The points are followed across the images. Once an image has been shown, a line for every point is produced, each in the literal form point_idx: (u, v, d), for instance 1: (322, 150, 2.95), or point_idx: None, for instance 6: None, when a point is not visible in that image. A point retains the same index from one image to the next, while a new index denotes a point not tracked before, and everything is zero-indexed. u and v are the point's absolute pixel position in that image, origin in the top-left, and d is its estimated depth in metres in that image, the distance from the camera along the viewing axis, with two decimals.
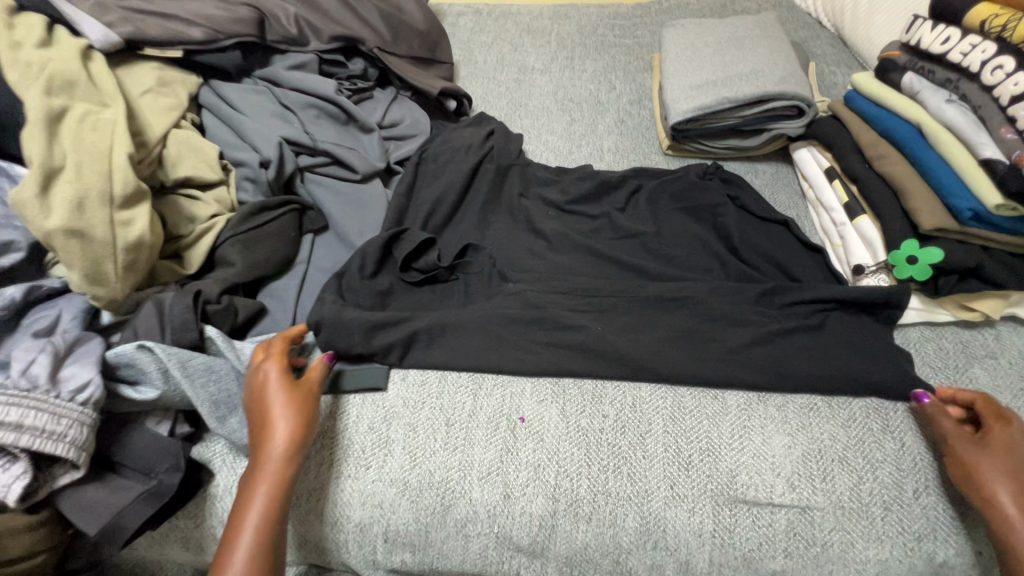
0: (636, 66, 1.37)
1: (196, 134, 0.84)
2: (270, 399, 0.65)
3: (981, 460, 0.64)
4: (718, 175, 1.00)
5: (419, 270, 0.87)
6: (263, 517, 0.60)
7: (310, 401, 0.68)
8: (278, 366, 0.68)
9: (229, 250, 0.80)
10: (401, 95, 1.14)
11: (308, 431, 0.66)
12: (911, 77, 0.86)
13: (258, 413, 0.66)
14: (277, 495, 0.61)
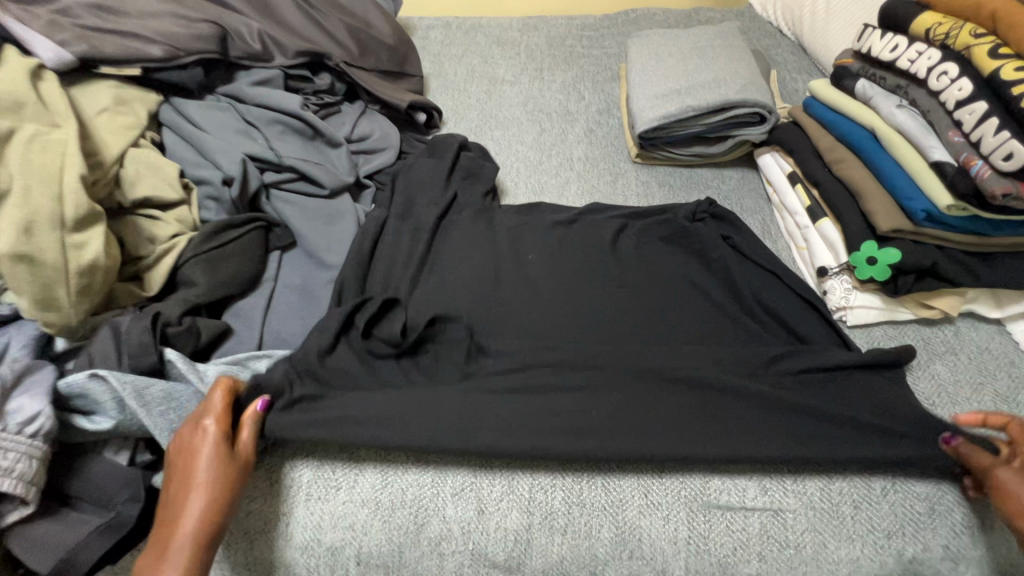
0: (605, 76, 1.39)
1: (155, 153, 0.82)
2: (193, 463, 0.61)
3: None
4: (709, 213, 0.97)
5: (381, 340, 0.78)
6: None
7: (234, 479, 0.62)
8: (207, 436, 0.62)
9: (192, 271, 0.78)
10: (370, 109, 1.14)
11: (226, 515, 0.61)
12: (863, 84, 0.88)
13: (176, 487, 0.60)
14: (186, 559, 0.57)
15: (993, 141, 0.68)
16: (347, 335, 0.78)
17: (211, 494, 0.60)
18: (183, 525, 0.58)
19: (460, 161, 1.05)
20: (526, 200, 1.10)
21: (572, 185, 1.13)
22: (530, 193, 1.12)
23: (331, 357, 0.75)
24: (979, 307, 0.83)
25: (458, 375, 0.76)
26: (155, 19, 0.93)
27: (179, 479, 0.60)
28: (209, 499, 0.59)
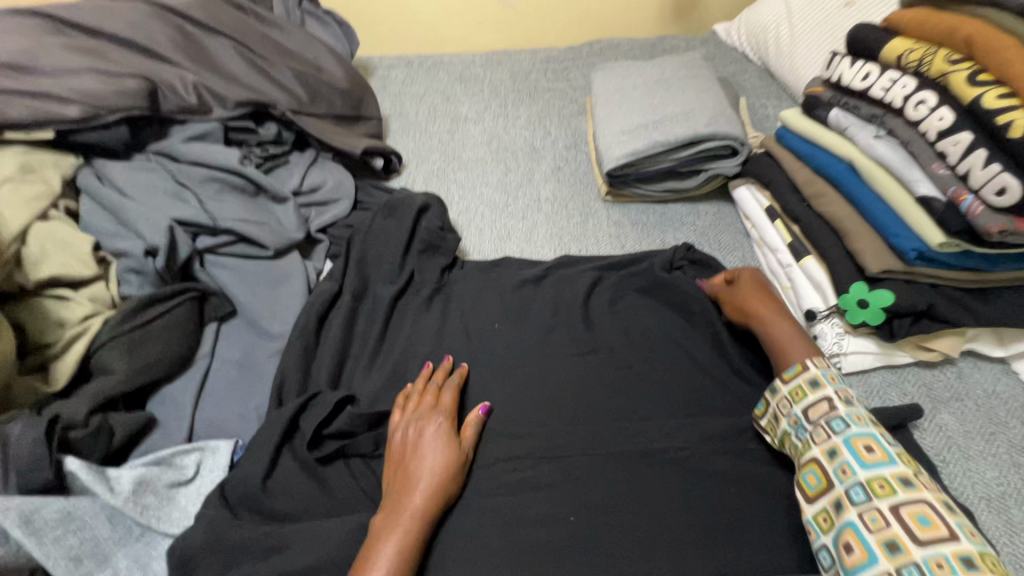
0: (570, 109, 1.35)
1: (66, 226, 0.74)
2: (424, 426, 0.69)
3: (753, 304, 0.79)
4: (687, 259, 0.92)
5: (331, 441, 0.70)
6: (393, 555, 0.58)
7: (449, 447, 0.68)
8: (431, 407, 0.72)
9: (107, 356, 0.69)
10: (322, 158, 1.07)
11: (450, 474, 0.66)
12: (837, 113, 0.83)
13: (406, 454, 0.67)
14: (412, 541, 0.60)
15: (983, 175, 0.63)
16: (291, 442, 0.69)
17: (435, 485, 0.64)
18: (411, 483, 0.64)
19: (419, 233, 0.93)
20: (492, 247, 1.03)
21: (540, 228, 1.06)
22: (496, 239, 1.04)
23: (275, 473, 0.67)
24: (982, 346, 0.77)
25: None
26: (73, 77, 0.85)
27: (401, 474, 0.65)
28: (432, 485, 0.64)
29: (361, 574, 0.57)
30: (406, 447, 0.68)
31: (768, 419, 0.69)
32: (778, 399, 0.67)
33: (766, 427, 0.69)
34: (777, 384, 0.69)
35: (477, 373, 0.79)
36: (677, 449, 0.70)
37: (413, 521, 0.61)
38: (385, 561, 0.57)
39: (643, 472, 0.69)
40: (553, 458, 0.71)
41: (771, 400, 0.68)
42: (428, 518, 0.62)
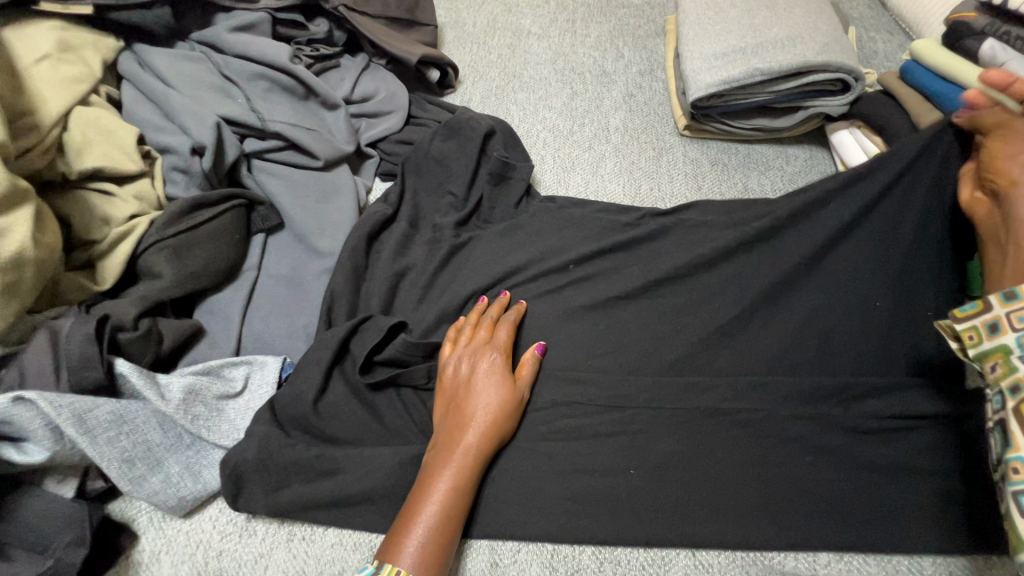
0: (647, 30, 1.19)
1: (109, 115, 0.68)
2: (480, 362, 0.64)
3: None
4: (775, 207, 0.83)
5: (383, 368, 0.66)
6: (448, 495, 0.55)
7: (506, 388, 0.63)
8: (487, 344, 0.67)
9: (155, 258, 0.65)
10: (374, 64, 0.98)
11: (507, 417, 0.62)
12: (993, 45, 0.72)
13: (460, 390, 0.63)
14: (466, 480, 0.57)
15: None
16: (342, 364, 0.66)
17: (491, 426, 0.60)
18: (466, 421, 0.60)
19: (488, 157, 0.86)
20: (554, 177, 0.94)
21: (608, 160, 0.96)
22: (559, 168, 0.96)
23: (327, 394, 0.64)
24: None
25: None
26: None
27: (453, 410, 0.61)
28: (488, 425, 0.60)
29: (415, 509, 0.54)
30: (460, 381, 0.63)
31: (969, 325, 0.51)
32: (1010, 309, 0.49)
33: (960, 334, 0.53)
34: (1019, 290, 0.49)
35: (539, 309, 0.74)
36: (753, 413, 0.65)
37: (467, 460, 0.58)
38: (440, 497, 0.55)
39: (714, 431, 0.64)
40: (614, 410, 0.66)
41: (994, 306, 0.50)
42: (481, 458, 0.59)
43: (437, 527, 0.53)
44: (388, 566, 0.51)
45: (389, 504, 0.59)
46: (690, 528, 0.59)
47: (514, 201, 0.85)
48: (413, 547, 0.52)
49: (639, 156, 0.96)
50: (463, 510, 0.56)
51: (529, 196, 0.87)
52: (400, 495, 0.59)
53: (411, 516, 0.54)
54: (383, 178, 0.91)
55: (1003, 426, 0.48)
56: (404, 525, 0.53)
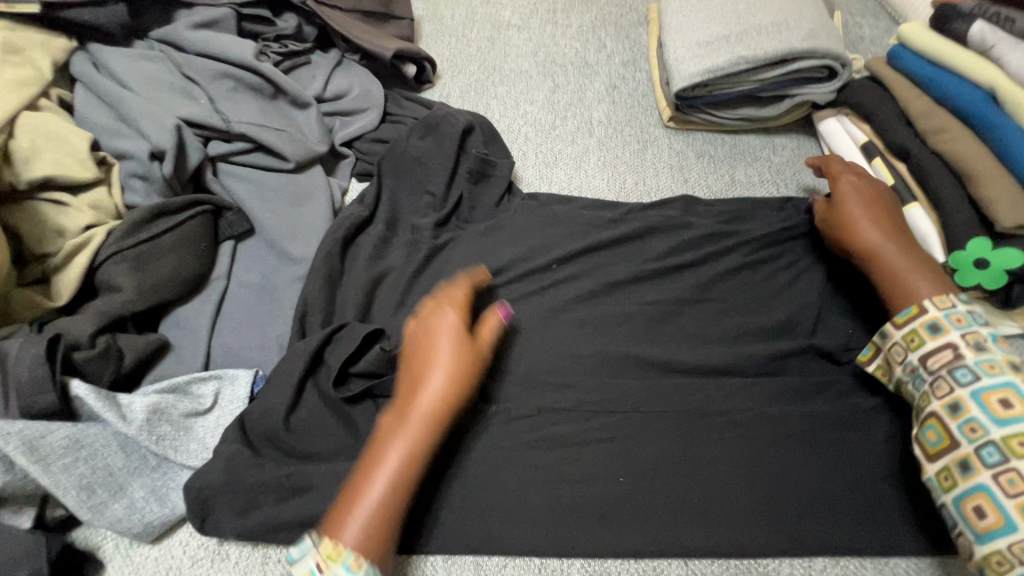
0: (630, 19, 1.16)
1: (60, 120, 0.64)
2: (431, 326, 0.60)
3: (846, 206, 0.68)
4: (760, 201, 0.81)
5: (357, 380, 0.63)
6: (395, 468, 0.52)
7: (465, 354, 0.58)
8: (441, 304, 0.62)
9: (114, 271, 0.62)
10: (347, 60, 0.94)
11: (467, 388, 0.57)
12: (982, 26, 0.68)
13: (411, 358, 0.59)
14: (417, 451, 0.53)
15: None
16: (315, 376, 0.63)
17: (445, 389, 0.56)
18: (416, 390, 0.56)
19: (467, 155, 0.83)
20: (536, 173, 0.91)
21: (591, 154, 0.94)
22: (541, 164, 0.93)
23: (300, 408, 0.61)
24: None
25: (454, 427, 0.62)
26: None
27: (411, 379, 0.57)
28: (443, 401, 0.55)
29: (360, 483, 0.52)
30: (410, 350, 0.59)
31: (878, 364, 0.61)
32: (889, 342, 0.59)
33: (874, 372, 0.61)
34: (943, 323, 0.56)
35: (523, 311, 0.71)
36: (742, 414, 0.63)
37: (418, 429, 0.54)
38: (387, 474, 0.52)
39: (704, 434, 0.62)
40: (601, 415, 0.63)
41: (881, 345, 0.60)
42: (436, 430, 0.54)
43: (381, 503, 0.50)
44: (329, 544, 0.49)
45: None
46: (681, 537, 0.57)
47: (494, 200, 0.82)
48: (354, 526, 0.49)
49: (623, 149, 0.94)
50: (412, 481, 0.52)
51: (511, 194, 0.84)
52: None
53: (356, 496, 0.51)
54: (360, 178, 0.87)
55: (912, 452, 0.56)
56: (345, 507, 0.50)
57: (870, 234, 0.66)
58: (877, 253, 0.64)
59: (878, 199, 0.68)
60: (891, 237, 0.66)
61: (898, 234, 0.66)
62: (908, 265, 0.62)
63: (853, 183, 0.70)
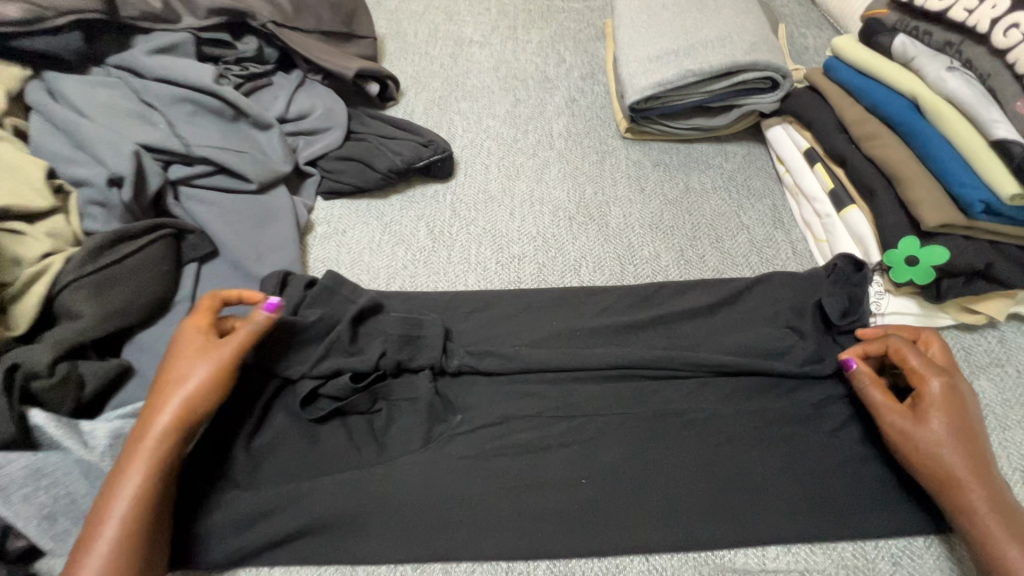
0: (588, 34, 1.20)
1: (16, 149, 0.65)
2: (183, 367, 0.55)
3: (928, 420, 0.57)
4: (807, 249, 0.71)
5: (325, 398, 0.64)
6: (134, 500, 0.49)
7: (223, 356, 0.57)
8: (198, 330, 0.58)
9: (73, 298, 0.62)
10: (309, 80, 0.96)
11: (223, 382, 0.56)
12: (904, 40, 0.74)
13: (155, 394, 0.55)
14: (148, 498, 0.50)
15: None
16: (283, 395, 0.65)
17: (189, 408, 0.54)
18: (128, 473, 0.50)
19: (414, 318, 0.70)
20: (500, 186, 0.94)
21: (552, 166, 0.97)
22: (503, 177, 0.95)
23: (267, 427, 0.63)
24: None
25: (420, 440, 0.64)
26: None
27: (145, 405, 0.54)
28: (188, 405, 0.54)
29: (92, 537, 0.48)
30: (153, 400, 0.55)
31: None
32: None
33: None
34: None
35: (486, 322, 0.73)
36: (696, 412, 0.65)
37: (177, 414, 0.53)
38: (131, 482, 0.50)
39: (660, 434, 0.64)
40: (563, 419, 0.65)
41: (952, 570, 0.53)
42: (187, 421, 0.54)
43: (130, 538, 0.48)
44: None
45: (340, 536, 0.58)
46: (642, 534, 0.59)
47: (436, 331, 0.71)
48: (96, 560, 0.47)
49: (582, 160, 0.97)
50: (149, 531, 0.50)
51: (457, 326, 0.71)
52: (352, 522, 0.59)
53: (98, 522, 0.48)
54: (326, 196, 0.90)
55: None
56: (83, 550, 0.48)
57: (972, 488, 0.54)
58: (954, 481, 0.54)
59: (966, 420, 0.57)
60: (970, 439, 0.56)
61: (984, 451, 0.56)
62: (989, 506, 0.53)
63: (920, 369, 0.59)
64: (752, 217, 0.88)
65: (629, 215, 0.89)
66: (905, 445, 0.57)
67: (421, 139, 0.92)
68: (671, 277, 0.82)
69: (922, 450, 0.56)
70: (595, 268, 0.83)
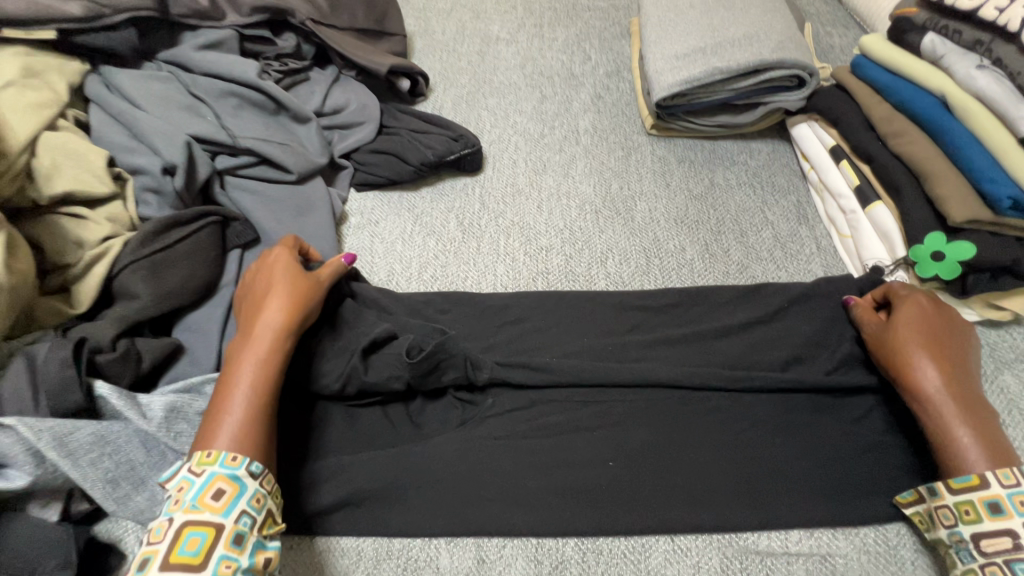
0: (613, 32, 1.22)
1: (78, 138, 0.69)
2: (275, 284, 0.63)
3: (895, 331, 0.63)
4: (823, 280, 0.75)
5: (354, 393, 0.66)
6: (253, 384, 0.56)
7: (309, 280, 0.65)
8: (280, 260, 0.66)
9: (130, 280, 0.66)
10: (344, 76, 0.99)
11: (312, 302, 0.63)
12: (933, 39, 0.75)
13: (253, 305, 0.63)
14: (268, 376, 0.57)
15: None
16: None
17: (287, 316, 0.60)
18: (245, 364, 0.57)
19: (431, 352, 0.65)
20: (527, 180, 0.96)
21: (578, 161, 0.99)
22: (530, 171, 0.97)
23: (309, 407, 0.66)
24: None
25: (454, 421, 0.66)
26: None
27: (248, 321, 0.61)
28: (293, 302, 0.62)
29: (219, 413, 0.54)
30: (251, 314, 0.62)
31: (917, 509, 0.58)
32: (935, 500, 0.55)
33: (913, 518, 0.58)
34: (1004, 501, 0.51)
35: (517, 309, 0.75)
36: (721, 400, 0.67)
37: (277, 320, 0.60)
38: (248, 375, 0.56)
39: (685, 421, 0.66)
40: (591, 404, 0.67)
41: (925, 495, 0.57)
42: (291, 325, 0.60)
43: (258, 410, 0.55)
44: (200, 453, 0.51)
45: (379, 508, 0.61)
46: (667, 515, 0.61)
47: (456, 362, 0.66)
48: (226, 430, 0.52)
49: (607, 156, 0.99)
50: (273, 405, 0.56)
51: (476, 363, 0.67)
52: (391, 495, 0.62)
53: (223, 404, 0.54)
54: (359, 188, 0.93)
55: (934, 504, 0.55)
56: (211, 427, 0.53)
57: (934, 387, 0.58)
58: (915, 380, 0.60)
59: (938, 340, 0.61)
60: (947, 360, 0.60)
61: (961, 372, 0.60)
62: (955, 412, 0.57)
63: (911, 306, 0.64)
64: (776, 214, 0.89)
65: (654, 209, 0.91)
66: (880, 351, 0.64)
67: (451, 134, 0.94)
68: (696, 271, 0.84)
69: (895, 360, 0.62)
70: (621, 261, 0.85)
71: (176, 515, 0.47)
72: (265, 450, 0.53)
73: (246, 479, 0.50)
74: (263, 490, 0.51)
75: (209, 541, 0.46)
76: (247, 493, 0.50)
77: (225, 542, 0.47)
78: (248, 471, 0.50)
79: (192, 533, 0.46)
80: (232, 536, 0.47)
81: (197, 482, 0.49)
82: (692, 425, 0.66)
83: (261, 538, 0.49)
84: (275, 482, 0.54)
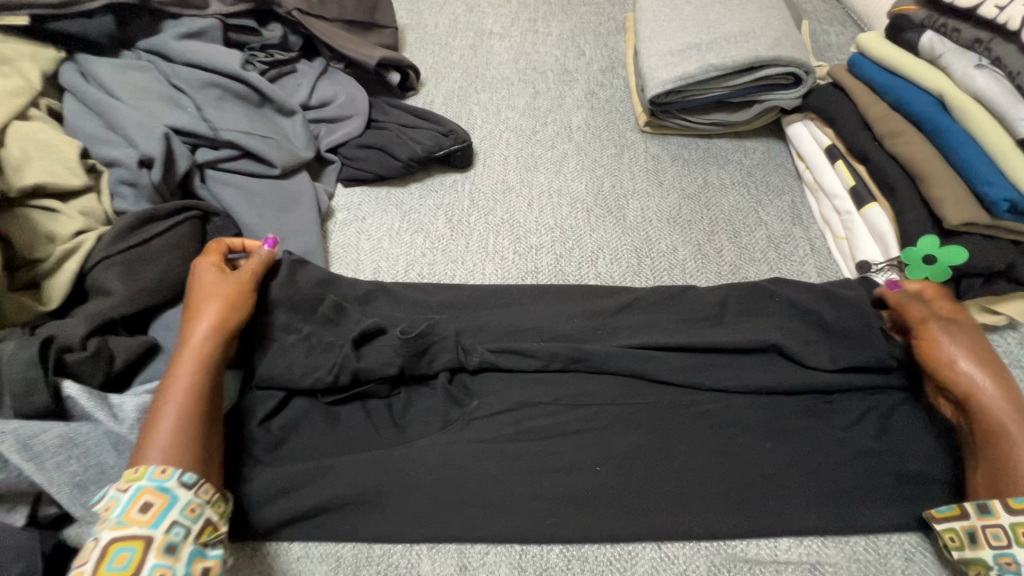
0: (608, 28, 1.20)
1: (49, 129, 0.66)
2: (203, 294, 0.62)
3: (939, 336, 0.62)
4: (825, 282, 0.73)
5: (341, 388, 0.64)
6: (185, 395, 0.55)
7: (238, 287, 0.63)
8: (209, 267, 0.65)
9: (102, 275, 0.63)
10: (331, 68, 0.96)
11: (240, 309, 0.62)
12: (931, 37, 0.74)
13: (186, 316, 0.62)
14: (199, 386, 0.56)
15: None
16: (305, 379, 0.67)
17: (216, 327, 0.59)
18: (173, 376, 0.56)
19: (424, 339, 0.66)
20: (518, 177, 0.94)
21: (570, 158, 0.97)
22: (522, 168, 0.95)
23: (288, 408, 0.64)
24: None
25: (437, 424, 0.64)
26: None
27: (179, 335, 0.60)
28: (222, 311, 0.60)
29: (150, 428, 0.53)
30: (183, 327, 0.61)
31: (950, 525, 0.56)
32: (987, 520, 0.53)
33: (943, 533, 0.56)
34: None
35: (506, 308, 0.73)
36: (712, 405, 0.66)
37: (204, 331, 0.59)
38: (180, 385, 0.55)
39: (675, 426, 0.65)
40: (580, 408, 0.66)
41: (969, 511, 0.55)
42: (219, 333, 0.59)
43: (190, 421, 0.53)
44: (131, 470, 0.50)
45: (359, 513, 0.60)
46: (656, 522, 0.60)
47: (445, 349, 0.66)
48: (159, 442, 0.51)
49: (600, 153, 0.97)
50: (207, 415, 0.55)
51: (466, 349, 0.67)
52: (371, 500, 0.60)
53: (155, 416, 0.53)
54: (346, 183, 0.91)
55: (980, 522, 0.53)
56: (145, 442, 0.52)
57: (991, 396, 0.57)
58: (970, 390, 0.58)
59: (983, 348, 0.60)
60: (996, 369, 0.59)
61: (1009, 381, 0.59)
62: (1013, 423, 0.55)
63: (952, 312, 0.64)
64: (770, 214, 0.88)
65: (647, 208, 0.90)
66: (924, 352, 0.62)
67: (441, 128, 0.92)
68: (688, 271, 0.82)
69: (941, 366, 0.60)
70: (612, 260, 0.84)
71: (104, 533, 0.46)
72: (202, 459, 0.52)
73: (177, 490, 0.49)
74: (199, 499, 0.50)
75: (139, 554, 0.46)
76: (180, 502, 0.49)
77: (156, 551, 0.46)
78: (179, 481, 0.50)
79: (120, 548, 0.45)
80: (162, 546, 0.46)
81: (123, 499, 0.48)
82: (682, 429, 0.64)
83: (199, 547, 0.48)
84: (214, 490, 0.52)
